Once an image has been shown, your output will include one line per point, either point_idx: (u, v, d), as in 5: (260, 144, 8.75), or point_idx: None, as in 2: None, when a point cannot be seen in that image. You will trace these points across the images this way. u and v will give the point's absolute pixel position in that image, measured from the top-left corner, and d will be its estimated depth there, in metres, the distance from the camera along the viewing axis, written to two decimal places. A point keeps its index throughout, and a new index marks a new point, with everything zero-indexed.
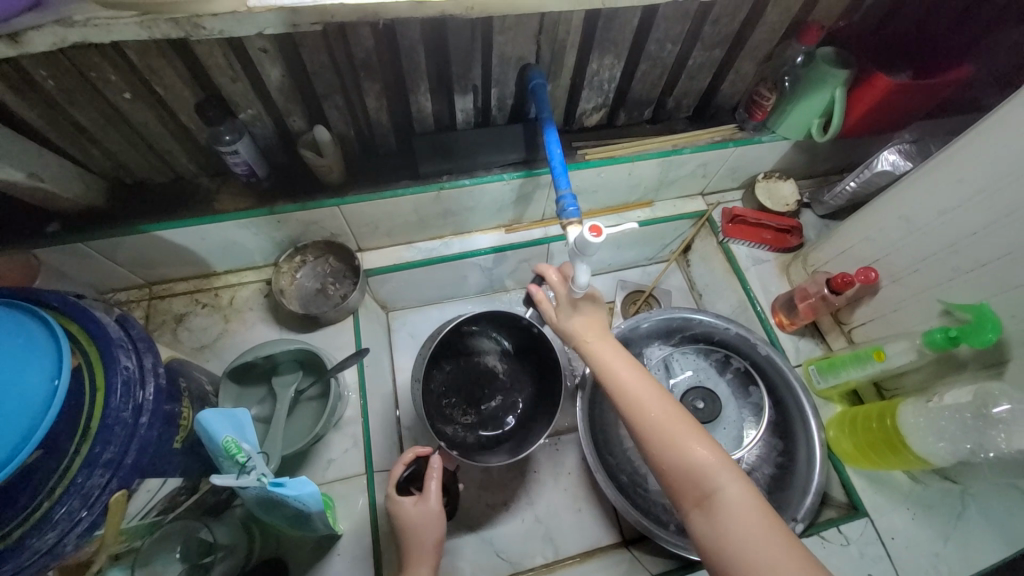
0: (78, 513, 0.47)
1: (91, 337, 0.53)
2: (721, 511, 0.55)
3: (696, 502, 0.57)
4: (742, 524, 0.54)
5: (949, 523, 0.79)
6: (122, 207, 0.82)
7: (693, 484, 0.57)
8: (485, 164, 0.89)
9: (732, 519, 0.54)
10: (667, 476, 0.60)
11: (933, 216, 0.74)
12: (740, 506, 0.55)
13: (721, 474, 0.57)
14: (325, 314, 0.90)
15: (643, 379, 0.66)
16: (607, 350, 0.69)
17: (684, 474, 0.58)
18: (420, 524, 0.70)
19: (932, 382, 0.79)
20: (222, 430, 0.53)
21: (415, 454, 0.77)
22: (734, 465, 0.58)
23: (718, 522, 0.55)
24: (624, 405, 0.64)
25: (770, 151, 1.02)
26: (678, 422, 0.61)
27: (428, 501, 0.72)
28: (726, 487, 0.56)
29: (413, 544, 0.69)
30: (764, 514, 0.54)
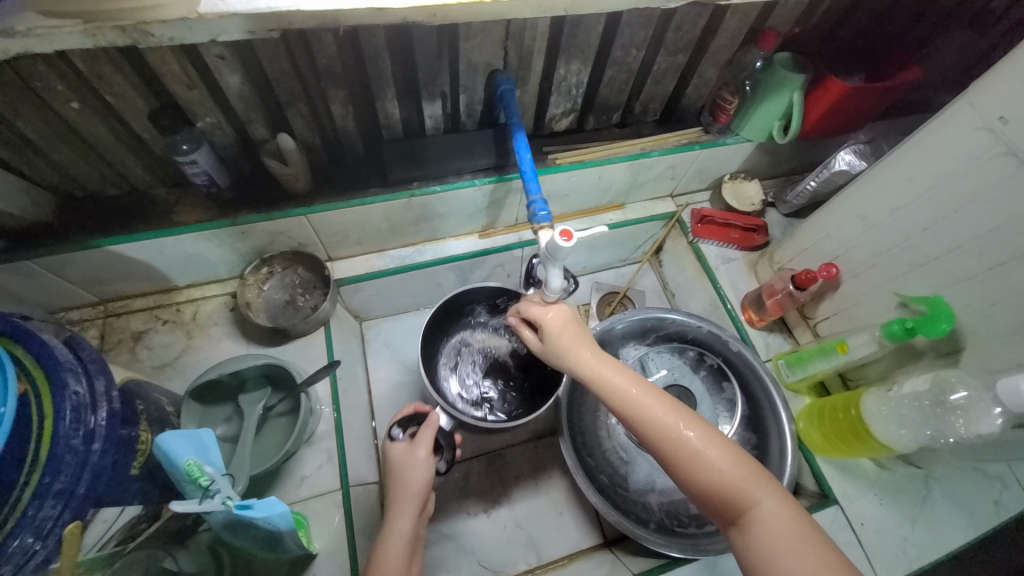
0: (32, 546, 0.44)
1: (37, 360, 0.50)
2: (760, 529, 0.53)
3: (733, 520, 0.55)
4: (782, 541, 0.51)
5: (915, 508, 0.83)
6: (75, 223, 0.77)
7: (726, 502, 0.55)
8: (456, 171, 0.89)
9: (771, 536, 0.52)
10: (699, 495, 0.58)
11: (887, 213, 0.78)
12: (778, 520, 0.53)
13: (754, 487, 0.55)
14: (294, 326, 0.87)
15: (654, 394, 0.62)
16: (610, 367, 0.65)
17: (716, 493, 0.56)
18: (404, 469, 0.68)
19: (893, 371, 0.82)
20: (184, 453, 0.51)
21: (415, 407, 0.77)
22: (765, 476, 0.56)
23: (759, 541, 0.53)
24: (640, 428, 0.61)
25: (735, 152, 1.04)
26: (700, 437, 0.58)
27: (415, 450, 0.69)
28: (761, 502, 0.54)
29: (397, 490, 0.68)
30: (803, 524, 0.53)
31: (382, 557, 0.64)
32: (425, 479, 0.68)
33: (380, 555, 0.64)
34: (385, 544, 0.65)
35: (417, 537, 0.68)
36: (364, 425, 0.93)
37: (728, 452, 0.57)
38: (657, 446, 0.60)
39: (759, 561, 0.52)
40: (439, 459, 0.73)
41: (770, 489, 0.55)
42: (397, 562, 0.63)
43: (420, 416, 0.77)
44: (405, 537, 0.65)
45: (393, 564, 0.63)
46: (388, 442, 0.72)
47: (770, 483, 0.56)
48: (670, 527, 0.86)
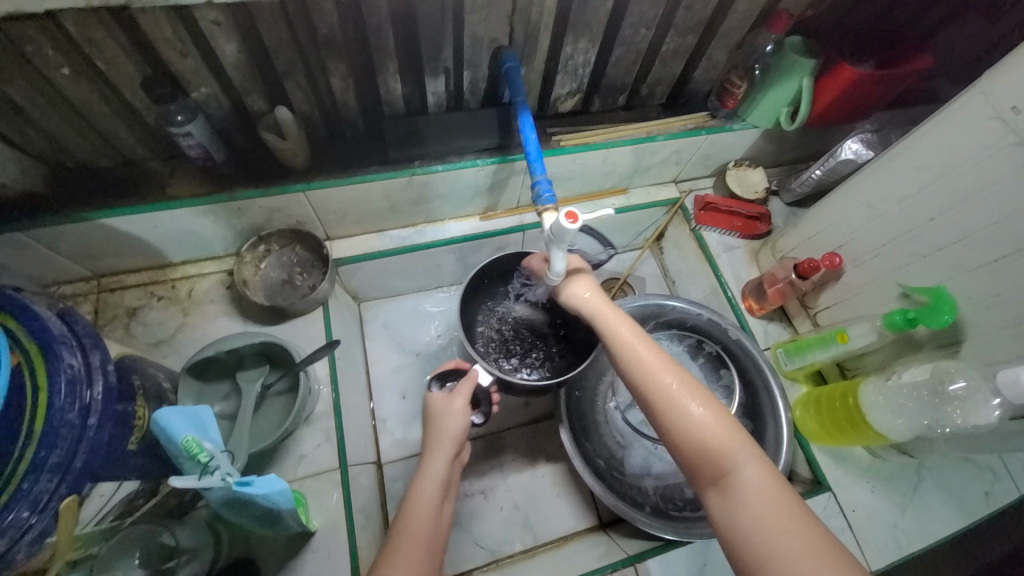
0: (27, 520, 0.44)
1: (31, 333, 0.48)
2: (738, 492, 0.50)
3: (712, 482, 0.53)
4: (759, 508, 0.49)
5: (905, 496, 0.84)
6: (68, 195, 0.75)
7: (707, 463, 0.53)
8: (459, 150, 0.87)
9: (749, 501, 0.49)
10: (681, 453, 0.55)
11: (894, 202, 0.77)
12: (760, 488, 0.50)
13: (739, 453, 0.52)
14: (292, 306, 0.86)
15: (658, 351, 0.61)
16: (619, 320, 0.65)
17: (699, 450, 0.54)
18: (442, 416, 0.69)
19: (891, 362, 0.83)
20: (182, 430, 0.50)
21: (455, 364, 0.77)
22: (755, 446, 0.54)
23: (734, 505, 0.50)
24: (637, 378, 0.60)
25: (741, 138, 1.03)
26: (693, 398, 0.56)
27: (454, 398, 0.69)
28: (743, 468, 0.52)
29: (434, 436, 0.68)
30: (787, 497, 0.49)
31: (416, 498, 0.63)
32: (460, 428, 0.68)
33: (415, 495, 0.64)
34: (418, 487, 0.64)
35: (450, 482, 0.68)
36: (361, 406, 0.92)
37: (718, 416, 0.55)
38: (645, 400, 0.58)
39: (731, 525, 0.49)
40: (476, 412, 0.76)
41: (756, 457, 0.53)
42: (431, 504, 0.63)
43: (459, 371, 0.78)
44: (439, 481, 0.65)
45: (428, 505, 0.62)
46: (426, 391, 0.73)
47: (758, 453, 0.53)
48: (665, 510, 0.87)
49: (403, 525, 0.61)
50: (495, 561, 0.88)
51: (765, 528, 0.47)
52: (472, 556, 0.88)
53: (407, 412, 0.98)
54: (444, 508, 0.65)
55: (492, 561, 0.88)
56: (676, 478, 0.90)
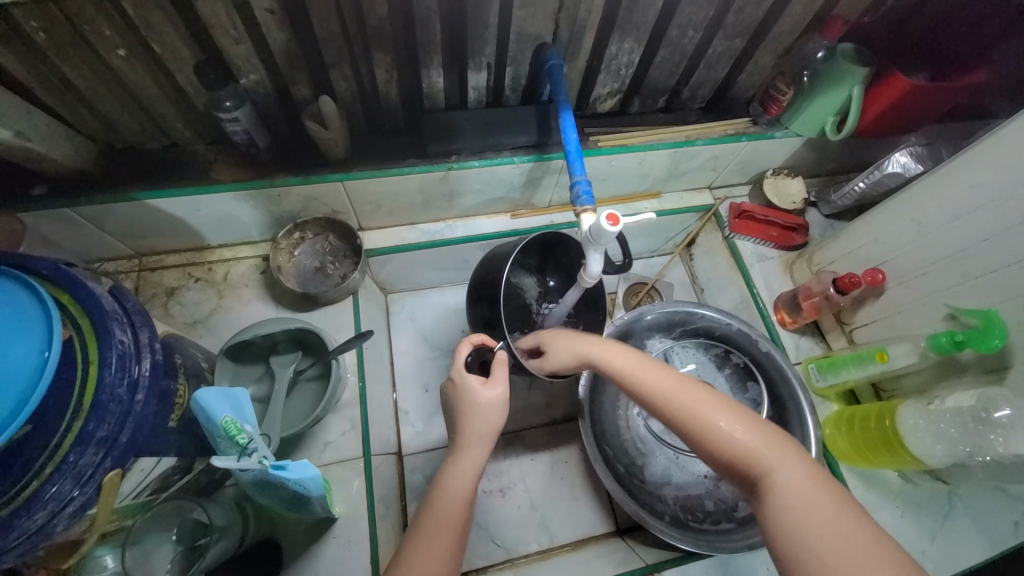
0: (70, 493, 0.45)
1: (84, 308, 0.50)
2: (776, 495, 0.49)
3: (751, 489, 0.52)
4: (800, 508, 0.47)
5: (935, 523, 0.82)
6: (115, 174, 0.77)
7: (740, 469, 0.52)
8: (495, 147, 0.86)
9: (789, 503, 0.48)
10: (715, 463, 0.55)
11: (947, 219, 0.74)
12: (795, 489, 0.48)
13: (767, 454, 0.51)
14: (324, 293, 0.87)
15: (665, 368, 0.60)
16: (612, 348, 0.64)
17: (728, 458, 0.53)
18: (479, 408, 0.67)
19: (932, 385, 0.80)
20: (220, 410, 0.51)
21: (483, 341, 0.72)
22: (783, 443, 0.52)
23: (776, 510, 0.48)
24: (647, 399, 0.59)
25: (783, 147, 1.00)
26: (713, 406, 0.55)
27: (494, 387, 0.68)
28: (778, 469, 0.50)
29: (471, 424, 0.66)
30: (828, 495, 0.48)
31: (449, 486, 0.62)
32: (496, 421, 0.67)
33: (447, 485, 0.62)
34: (450, 476, 0.63)
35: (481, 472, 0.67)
36: (385, 397, 0.93)
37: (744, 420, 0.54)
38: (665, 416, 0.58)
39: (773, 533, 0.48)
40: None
41: (790, 455, 0.51)
42: (465, 496, 0.62)
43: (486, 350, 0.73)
44: (475, 472, 0.64)
45: (461, 498, 0.62)
46: (459, 373, 0.69)
47: (793, 451, 0.52)
48: (685, 520, 0.85)
49: (434, 514, 0.60)
50: (511, 560, 0.87)
51: (811, 531, 0.46)
52: (488, 554, 0.88)
53: (430, 405, 0.98)
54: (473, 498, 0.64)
55: (507, 560, 0.87)
56: (695, 490, 0.90)
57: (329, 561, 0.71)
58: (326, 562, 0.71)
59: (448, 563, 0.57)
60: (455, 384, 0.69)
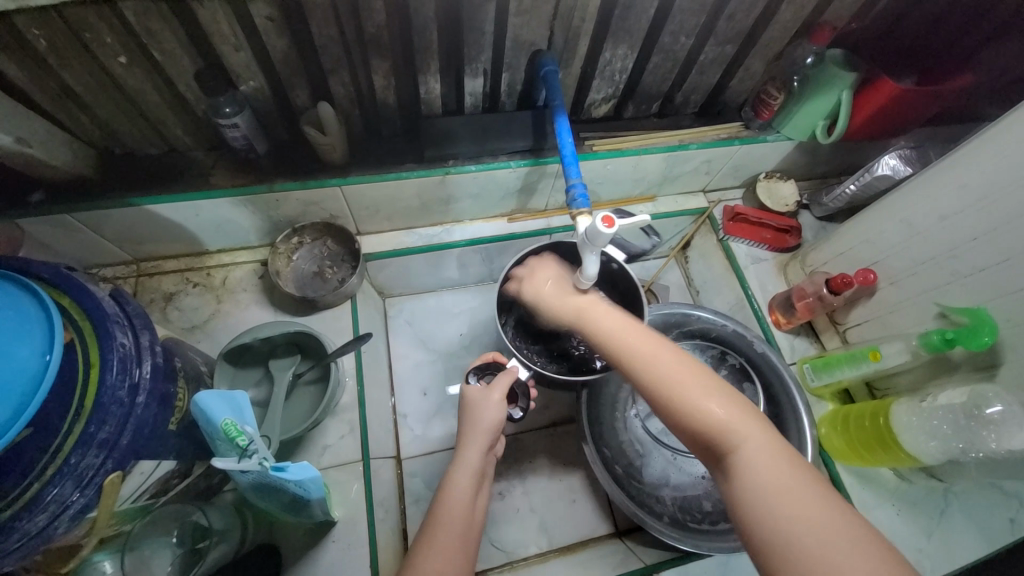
0: (70, 496, 0.45)
1: (85, 311, 0.50)
2: (746, 471, 0.49)
3: (719, 463, 0.52)
4: (767, 485, 0.48)
5: (931, 520, 0.83)
6: (115, 179, 0.78)
7: (714, 445, 0.52)
8: (492, 151, 0.87)
9: (759, 479, 0.48)
10: (685, 435, 0.55)
11: (935, 220, 0.76)
12: (763, 466, 0.49)
13: (739, 430, 0.51)
14: (322, 297, 0.87)
15: (645, 336, 0.59)
16: (597, 311, 0.63)
17: (701, 433, 0.53)
18: (478, 408, 0.68)
19: (924, 383, 0.80)
20: (221, 413, 0.51)
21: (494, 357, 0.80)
22: (754, 419, 0.52)
23: (744, 485, 0.49)
24: (625, 366, 0.58)
25: (774, 150, 1.02)
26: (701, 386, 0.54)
27: (495, 389, 0.69)
28: (748, 446, 0.50)
29: (470, 428, 0.68)
30: (793, 471, 0.48)
31: (454, 487, 0.63)
32: (495, 418, 0.68)
33: (448, 488, 0.63)
34: (450, 477, 0.64)
35: (485, 471, 0.68)
36: (383, 401, 0.93)
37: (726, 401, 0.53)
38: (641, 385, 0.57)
39: (739, 508, 0.49)
40: (513, 407, 0.75)
41: (761, 433, 0.51)
42: (467, 495, 0.63)
43: (495, 366, 0.78)
44: (474, 472, 0.65)
45: (463, 498, 0.62)
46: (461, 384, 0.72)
47: (767, 431, 0.52)
48: (683, 521, 0.85)
49: (440, 516, 0.61)
50: (510, 563, 0.88)
51: (777, 515, 0.46)
52: (487, 557, 0.88)
53: (428, 409, 0.98)
54: (477, 499, 0.65)
55: (507, 563, 0.88)
56: (694, 490, 0.90)
57: (329, 565, 0.71)
58: (325, 566, 0.71)
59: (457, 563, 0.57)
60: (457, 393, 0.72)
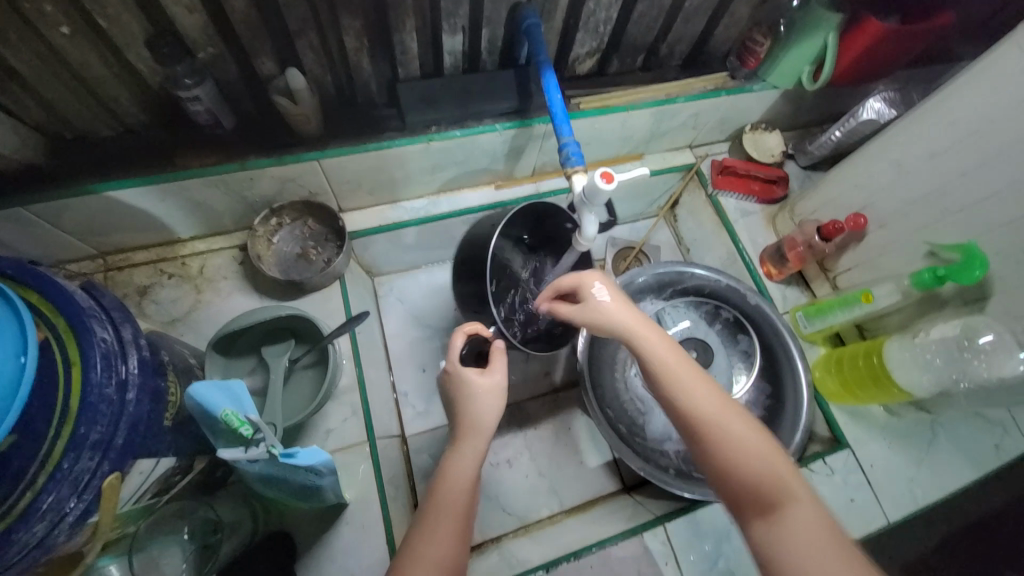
0: (66, 504, 0.42)
1: (57, 306, 0.46)
2: (788, 525, 0.49)
3: (759, 514, 0.51)
4: (811, 545, 0.47)
5: (922, 451, 0.87)
6: (69, 167, 0.71)
7: (759, 494, 0.51)
8: (476, 114, 0.83)
9: (801, 537, 0.48)
10: (726, 480, 0.54)
11: (924, 160, 0.76)
12: (809, 525, 0.48)
13: (786, 485, 0.51)
14: (310, 280, 0.84)
15: (698, 374, 0.59)
16: (651, 337, 0.61)
17: (746, 480, 0.52)
18: (476, 394, 0.65)
19: (914, 321, 0.83)
20: (219, 403, 0.48)
21: (474, 328, 0.71)
22: (799, 477, 0.52)
23: (787, 539, 0.48)
24: (676, 399, 0.57)
25: (760, 100, 1.00)
26: (737, 421, 0.55)
27: (494, 372, 0.66)
28: (794, 502, 0.50)
29: (466, 413, 0.64)
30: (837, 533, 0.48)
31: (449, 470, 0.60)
32: (494, 410, 0.64)
33: (448, 469, 0.60)
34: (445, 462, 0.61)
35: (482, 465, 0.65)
36: (382, 381, 0.91)
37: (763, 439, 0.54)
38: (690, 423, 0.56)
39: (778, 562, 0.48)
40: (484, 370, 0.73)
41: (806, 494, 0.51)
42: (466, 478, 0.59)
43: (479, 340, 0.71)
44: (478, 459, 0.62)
45: (464, 480, 0.59)
46: (455, 365, 0.67)
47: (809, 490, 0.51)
48: (690, 472, 0.88)
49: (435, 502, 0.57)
50: (524, 526, 0.89)
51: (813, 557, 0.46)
52: (501, 523, 0.89)
53: (429, 385, 0.97)
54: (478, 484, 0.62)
55: (521, 527, 0.89)
56: None
57: (345, 546, 0.71)
58: (341, 547, 0.71)
59: (455, 550, 0.54)
60: (450, 376, 0.67)
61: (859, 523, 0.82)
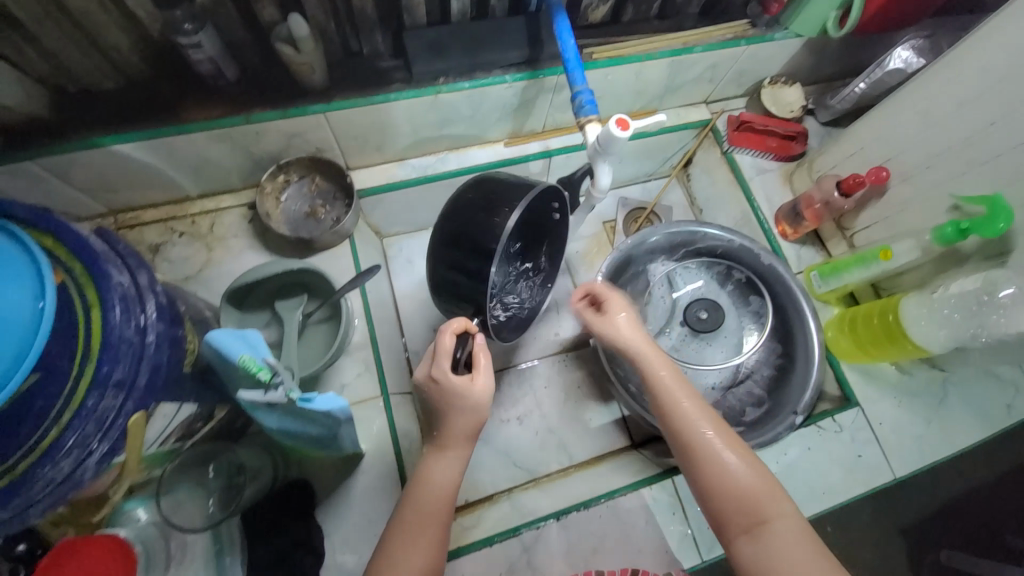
0: (91, 441, 0.42)
1: (72, 249, 0.46)
2: (773, 539, 0.54)
3: (744, 530, 0.56)
4: (794, 558, 0.53)
5: (932, 409, 0.87)
6: (74, 119, 0.70)
7: (746, 511, 0.56)
8: (486, 65, 0.80)
9: (786, 552, 0.53)
10: (714, 499, 0.58)
11: (952, 108, 0.73)
12: (793, 540, 0.54)
13: (772, 503, 0.56)
14: (320, 237, 0.83)
15: (694, 396, 0.65)
16: (656, 360, 0.68)
17: (735, 498, 0.57)
18: (465, 405, 0.61)
19: (932, 278, 0.81)
20: (236, 349, 0.49)
21: (465, 326, 0.61)
22: (785, 494, 0.57)
23: (772, 550, 0.54)
24: (673, 419, 0.63)
25: (781, 51, 0.96)
26: (728, 440, 0.61)
27: (478, 382, 0.62)
28: (779, 519, 0.55)
29: (451, 419, 0.61)
30: (818, 549, 0.53)
31: (435, 474, 0.60)
32: (478, 419, 0.62)
33: (433, 478, 0.60)
34: (430, 465, 0.61)
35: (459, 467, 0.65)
36: (394, 339, 0.92)
37: (757, 463, 0.59)
38: (685, 442, 0.61)
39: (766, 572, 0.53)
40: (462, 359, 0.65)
41: (792, 511, 0.56)
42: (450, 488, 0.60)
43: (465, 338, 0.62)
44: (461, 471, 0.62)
45: (449, 491, 0.60)
46: (444, 373, 0.60)
47: (793, 507, 0.56)
48: None
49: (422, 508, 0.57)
50: (534, 479, 0.91)
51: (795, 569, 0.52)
52: (512, 476, 0.91)
53: None
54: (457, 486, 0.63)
55: (531, 479, 0.91)
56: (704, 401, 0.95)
57: (363, 494, 0.73)
58: (359, 494, 0.73)
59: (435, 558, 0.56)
60: (436, 382, 0.61)
61: (863, 480, 0.83)
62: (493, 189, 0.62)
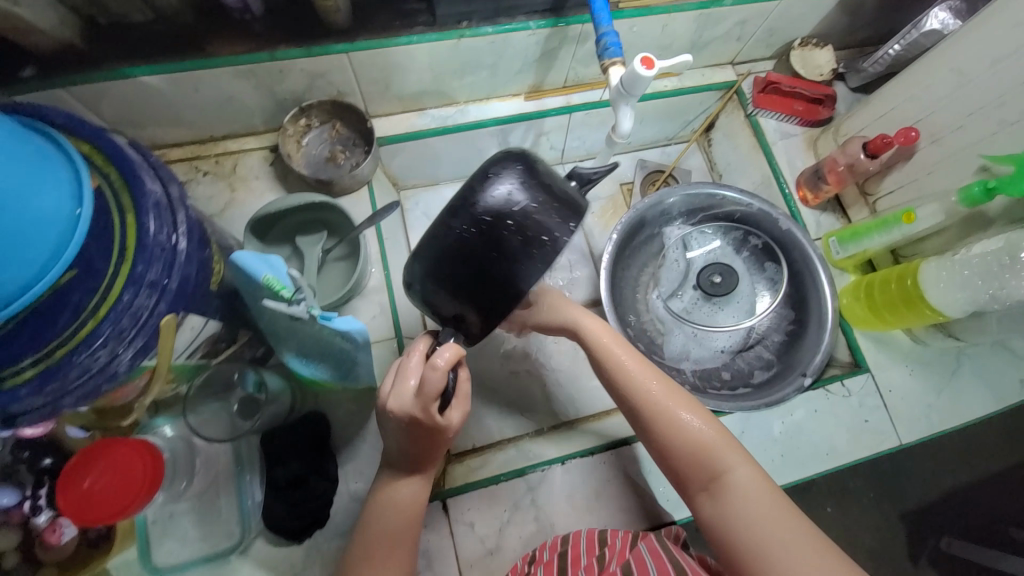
0: (126, 335, 0.45)
1: (109, 158, 0.48)
2: (732, 490, 0.56)
3: (703, 486, 0.58)
4: (751, 504, 0.54)
5: (944, 379, 0.87)
6: (106, 50, 0.71)
7: (703, 467, 0.58)
8: (509, 10, 0.79)
9: (743, 499, 0.55)
10: (673, 459, 0.60)
11: (987, 65, 0.71)
12: (749, 486, 0.55)
13: (727, 454, 0.57)
14: (339, 180, 0.84)
15: (642, 360, 0.65)
16: (600, 330, 0.67)
17: (691, 455, 0.58)
18: (440, 439, 0.57)
19: (956, 243, 0.80)
20: (259, 269, 0.50)
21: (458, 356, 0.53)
22: (738, 444, 0.59)
23: (731, 500, 0.55)
24: (624, 385, 0.63)
25: (815, 9, 0.93)
26: (679, 400, 0.61)
27: (455, 412, 0.57)
28: (734, 468, 0.57)
29: (424, 445, 0.58)
30: (771, 491, 0.55)
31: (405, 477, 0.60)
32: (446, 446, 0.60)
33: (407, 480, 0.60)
34: (396, 479, 0.60)
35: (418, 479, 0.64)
36: None
37: (707, 419, 0.60)
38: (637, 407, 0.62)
39: (727, 524, 0.55)
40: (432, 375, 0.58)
41: (745, 459, 0.58)
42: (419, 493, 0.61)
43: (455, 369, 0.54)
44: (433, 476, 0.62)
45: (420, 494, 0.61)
46: (429, 412, 0.54)
47: (745, 455, 0.58)
48: (704, 388, 0.90)
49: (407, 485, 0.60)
50: (540, 429, 0.89)
51: (753, 514, 0.54)
52: None
53: None
54: None
55: (537, 430, 0.89)
56: (713, 363, 0.95)
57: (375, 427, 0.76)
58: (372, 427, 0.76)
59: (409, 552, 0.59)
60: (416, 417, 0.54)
61: (868, 445, 0.84)
62: (544, 186, 0.48)
